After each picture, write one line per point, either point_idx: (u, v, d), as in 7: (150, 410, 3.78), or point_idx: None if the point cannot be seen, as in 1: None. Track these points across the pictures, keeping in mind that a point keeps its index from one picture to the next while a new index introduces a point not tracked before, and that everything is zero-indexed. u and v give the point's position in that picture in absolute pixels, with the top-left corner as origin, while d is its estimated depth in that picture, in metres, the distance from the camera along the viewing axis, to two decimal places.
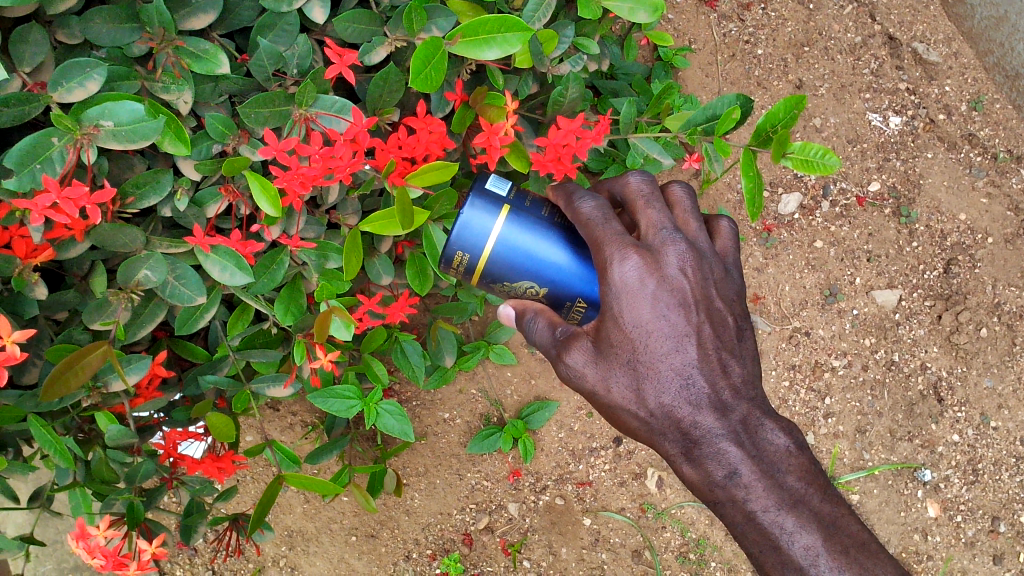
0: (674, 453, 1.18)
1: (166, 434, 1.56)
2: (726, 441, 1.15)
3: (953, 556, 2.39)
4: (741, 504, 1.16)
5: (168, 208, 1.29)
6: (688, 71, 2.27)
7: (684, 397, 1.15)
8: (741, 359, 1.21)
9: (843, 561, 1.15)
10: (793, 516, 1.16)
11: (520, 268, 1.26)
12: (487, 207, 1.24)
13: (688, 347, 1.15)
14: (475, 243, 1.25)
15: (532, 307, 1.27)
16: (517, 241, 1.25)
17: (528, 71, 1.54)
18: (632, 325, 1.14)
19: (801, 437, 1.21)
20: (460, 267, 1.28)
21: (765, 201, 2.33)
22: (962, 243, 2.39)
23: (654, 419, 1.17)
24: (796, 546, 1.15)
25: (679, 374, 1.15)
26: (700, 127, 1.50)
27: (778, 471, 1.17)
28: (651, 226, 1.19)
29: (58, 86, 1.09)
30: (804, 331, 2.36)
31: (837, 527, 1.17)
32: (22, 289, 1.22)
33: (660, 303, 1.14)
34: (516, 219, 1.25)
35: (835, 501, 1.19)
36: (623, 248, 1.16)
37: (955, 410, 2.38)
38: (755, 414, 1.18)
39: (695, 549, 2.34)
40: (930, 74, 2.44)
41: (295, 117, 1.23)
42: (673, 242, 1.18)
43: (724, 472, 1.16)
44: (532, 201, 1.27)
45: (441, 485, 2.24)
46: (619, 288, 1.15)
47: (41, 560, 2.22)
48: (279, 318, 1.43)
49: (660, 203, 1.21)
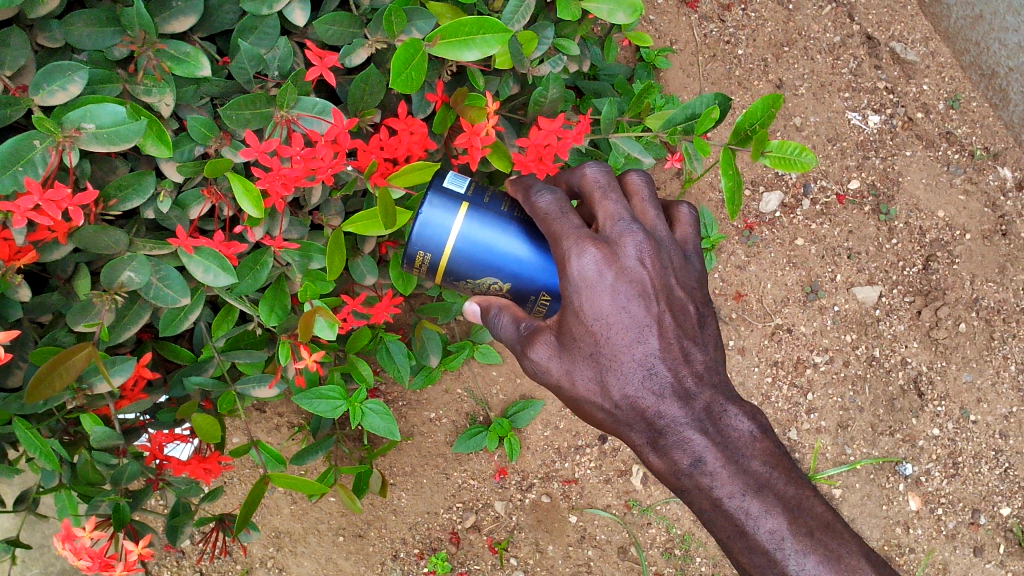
0: (640, 442, 1.21)
1: (152, 436, 1.58)
2: (691, 429, 1.18)
3: (935, 549, 2.42)
4: (707, 491, 1.18)
5: (151, 210, 1.30)
6: (670, 71, 2.29)
7: (647, 386, 1.18)
8: (704, 346, 1.23)
9: (808, 543, 1.16)
10: (758, 501, 1.17)
11: (482, 264, 1.29)
12: (445, 205, 1.27)
13: (649, 337, 1.18)
14: (436, 241, 1.27)
15: (497, 303, 1.30)
16: (478, 237, 1.27)
17: (509, 72, 1.56)
18: (593, 318, 1.17)
19: (765, 422, 1.24)
20: (422, 265, 1.31)
21: (746, 200, 2.36)
22: (941, 240, 2.41)
23: (619, 410, 1.19)
24: (762, 531, 1.16)
25: (641, 364, 1.18)
26: (680, 126, 1.52)
27: (742, 456, 1.19)
28: (609, 217, 1.22)
29: (39, 89, 1.10)
30: (786, 328, 2.38)
31: (801, 510, 1.18)
32: (6, 291, 1.22)
33: (620, 294, 1.17)
34: (476, 215, 1.28)
35: (800, 484, 1.21)
36: (581, 241, 1.18)
37: (935, 404, 2.41)
38: (719, 401, 1.21)
39: (680, 545, 2.36)
40: (908, 73, 2.47)
41: (277, 118, 1.24)
42: (631, 233, 1.20)
43: (689, 460, 1.18)
44: (492, 197, 1.30)
45: (428, 484, 2.26)
46: (579, 283, 1.17)
47: (27, 564, 2.22)
48: (264, 318, 1.44)
49: (616, 193, 1.24)
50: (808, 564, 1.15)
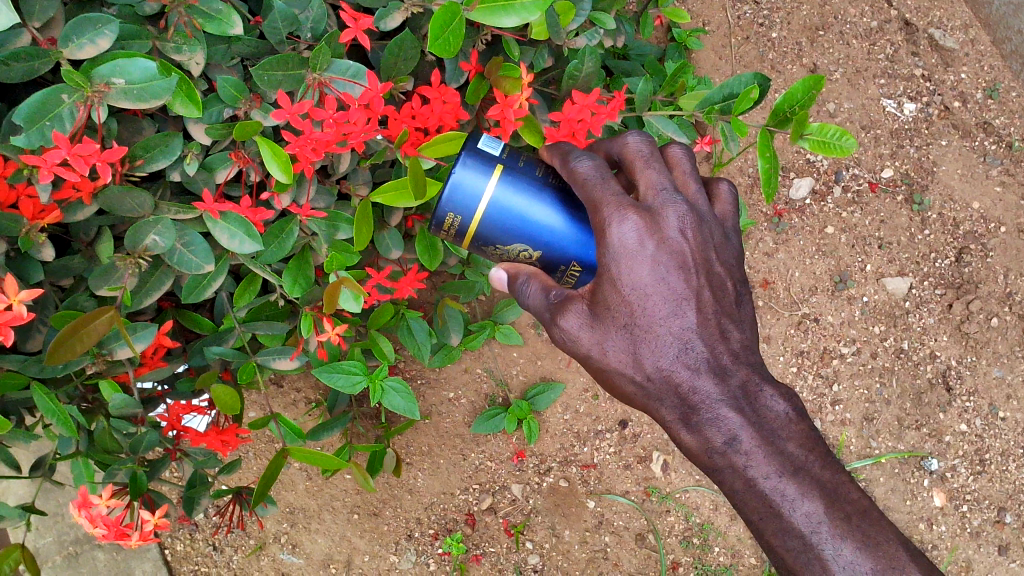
0: (671, 418, 1.16)
1: (169, 407, 1.53)
2: (725, 406, 1.13)
3: (959, 547, 2.37)
4: (741, 471, 1.14)
5: (177, 172, 1.27)
6: (701, 52, 2.25)
7: (682, 361, 1.13)
8: (740, 324, 1.19)
9: (846, 528, 1.12)
10: (795, 484, 1.12)
11: (512, 231, 1.24)
12: (479, 167, 1.22)
13: (686, 311, 1.13)
14: (467, 204, 1.23)
15: (525, 271, 1.25)
16: (510, 204, 1.23)
17: (545, 44, 1.54)
18: (630, 288, 1.12)
19: (801, 405, 1.18)
20: (450, 229, 1.26)
21: (777, 185, 2.32)
22: (974, 232, 2.37)
23: (651, 384, 1.15)
24: (797, 514, 1.12)
25: (678, 338, 1.13)
26: (717, 106, 1.47)
27: (778, 438, 1.14)
28: (650, 187, 1.17)
29: (69, 42, 1.07)
30: (813, 317, 2.34)
31: (837, 495, 1.14)
32: (29, 250, 1.19)
33: (660, 266, 1.12)
34: (509, 180, 1.23)
35: (836, 469, 1.16)
36: (622, 208, 1.13)
37: (964, 399, 2.37)
38: (754, 380, 1.16)
39: (699, 534, 2.32)
40: (946, 60, 2.41)
41: (308, 81, 1.20)
42: (673, 204, 1.15)
43: (724, 438, 1.13)
44: (525, 161, 1.25)
45: (445, 465, 2.24)
46: (618, 251, 1.13)
47: (40, 531, 2.20)
48: (288, 289, 1.41)
49: (658, 162, 1.19)
50: (845, 550, 1.11)
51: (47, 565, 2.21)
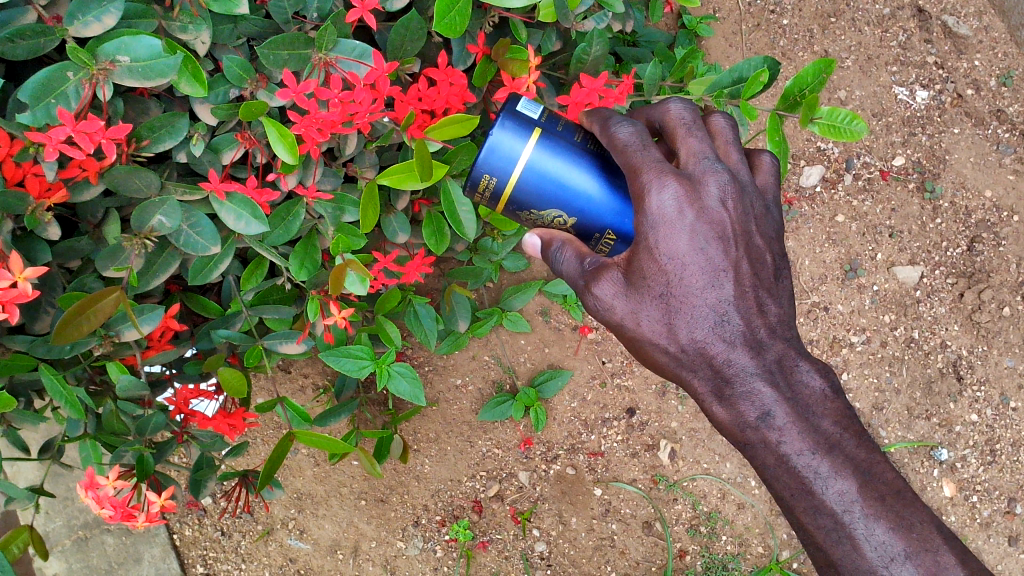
0: (703, 391, 1.15)
1: (177, 390, 1.52)
2: (759, 380, 1.12)
3: (968, 537, 2.36)
4: (774, 446, 1.13)
5: (184, 153, 1.27)
6: (711, 39, 2.24)
7: (718, 333, 1.12)
8: (778, 298, 1.17)
9: (879, 508, 1.10)
10: (828, 461, 1.11)
11: (549, 197, 1.22)
12: (517, 130, 1.19)
13: (724, 282, 1.12)
14: (503, 167, 1.20)
15: (559, 237, 1.25)
16: (547, 168, 1.20)
17: (553, 27, 1.52)
18: (668, 258, 1.11)
19: (837, 382, 1.17)
20: (485, 192, 1.23)
21: (786, 174, 2.30)
22: (987, 221, 2.35)
23: (684, 355, 1.14)
24: (830, 492, 1.11)
25: (714, 309, 1.12)
26: (725, 90, 1.46)
27: (812, 414, 1.13)
28: (692, 154, 1.15)
29: (74, 19, 1.07)
30: (823, 307, 2.33)
31: (872, 475, 1.12)
32: (35, 229, 1.19)
33: (698, 236, 1.11)
34: (547, 144, 1.20)
35: (870, 448, 1.14)
36: (663, 175, 1.11)
37: (974, 389, 2.35)
38: (790, 355, 1.15)
39: (706, 522, 2.31)
40: (959, 47, 2.38)
41: (315, 61, 1.20)
42: (714, 172, 1.13)
43: (757, 413, 1.13)
44: (565, 126, 1.23)
45: (452, 451, 2.24)
46: (656, 218, 1.11)
47: (50, 516, 2.22)
48: (294, 273, 1.39)
49: (701, 130, 1.17)
50: (877, 530, 1.10)
51: (57, 548, 2.22)
